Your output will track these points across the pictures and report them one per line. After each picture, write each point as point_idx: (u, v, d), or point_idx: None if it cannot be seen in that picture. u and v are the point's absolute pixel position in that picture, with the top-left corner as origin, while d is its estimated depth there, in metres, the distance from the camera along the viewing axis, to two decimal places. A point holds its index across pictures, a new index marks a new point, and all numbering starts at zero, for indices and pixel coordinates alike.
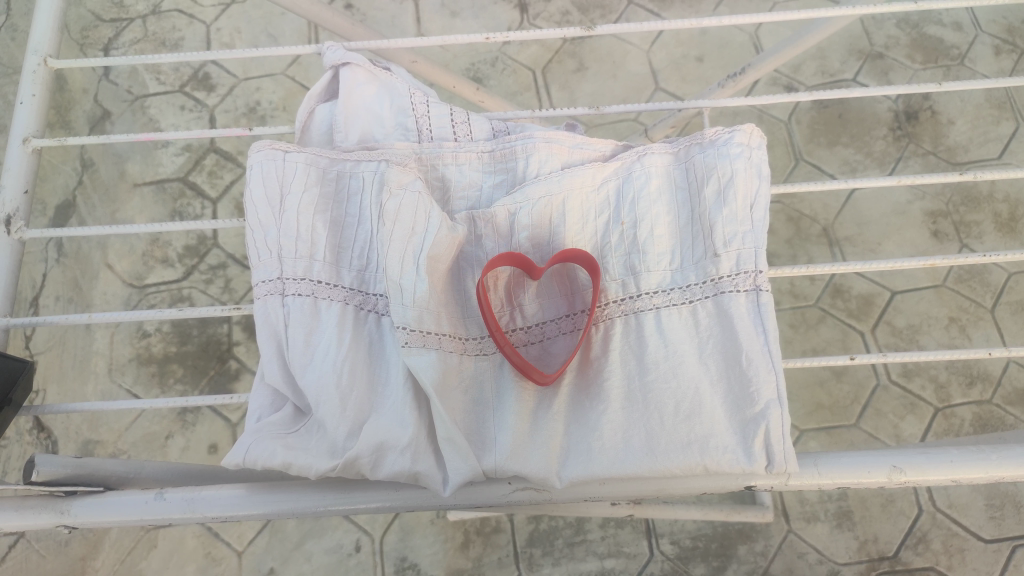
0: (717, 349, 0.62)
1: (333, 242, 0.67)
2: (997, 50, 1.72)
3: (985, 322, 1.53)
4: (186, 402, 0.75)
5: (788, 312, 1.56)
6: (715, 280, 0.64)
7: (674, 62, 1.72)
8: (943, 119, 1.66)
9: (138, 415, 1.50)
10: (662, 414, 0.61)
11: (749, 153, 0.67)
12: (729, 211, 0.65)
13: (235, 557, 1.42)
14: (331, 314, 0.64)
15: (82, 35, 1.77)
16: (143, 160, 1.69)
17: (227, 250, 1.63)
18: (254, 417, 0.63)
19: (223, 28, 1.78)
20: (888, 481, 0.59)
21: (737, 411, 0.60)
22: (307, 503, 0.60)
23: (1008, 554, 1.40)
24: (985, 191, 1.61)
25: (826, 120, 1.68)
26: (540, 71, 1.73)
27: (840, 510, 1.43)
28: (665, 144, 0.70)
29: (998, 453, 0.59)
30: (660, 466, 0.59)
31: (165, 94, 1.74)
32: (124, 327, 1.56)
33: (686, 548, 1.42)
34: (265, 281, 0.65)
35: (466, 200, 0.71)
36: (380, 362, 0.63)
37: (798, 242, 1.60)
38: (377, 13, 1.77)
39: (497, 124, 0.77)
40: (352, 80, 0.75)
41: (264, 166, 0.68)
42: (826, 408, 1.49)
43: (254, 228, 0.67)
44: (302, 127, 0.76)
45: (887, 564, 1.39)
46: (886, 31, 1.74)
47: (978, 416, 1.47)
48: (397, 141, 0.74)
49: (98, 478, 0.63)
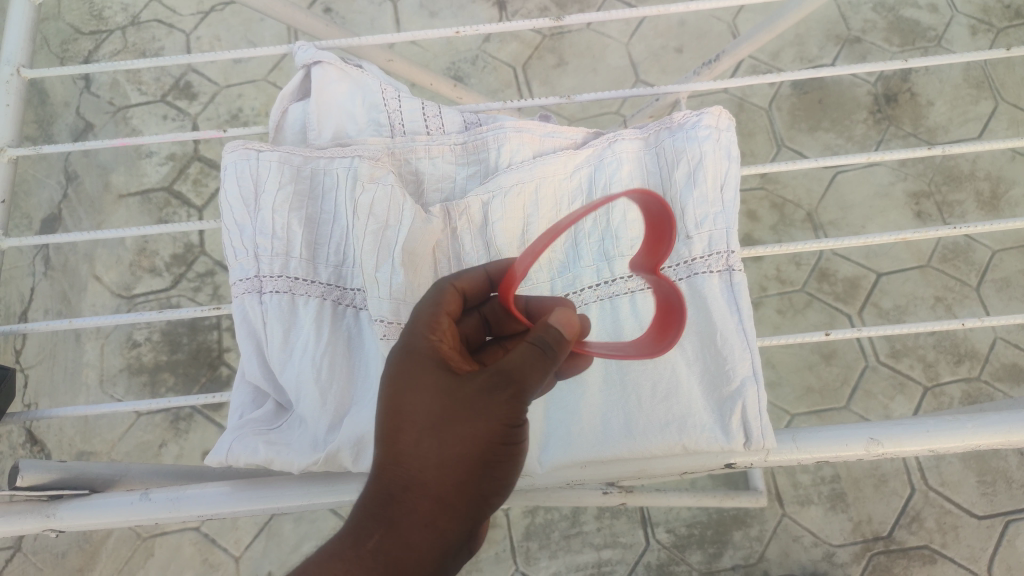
0: (692, 329, 0.64)
1: (309, 239, 0.68)
2: (973, 30, 1.73)
3: (970, 300, 1.54)
4: (169, 403, 0.76)
5: (776, 298, 1.56)
6: (688, 262, 0.65)
7: (653, 54, 1.73)
8: (922, 101, 1.68)
9: (132, 424, 1.49)
10: (640, 395, 0.62)
11: (717, 135, 0.67)
12: (699, 193, 0.66)
13: (233, 562, 1.42)
14: (309, 310, 0.65)
15: (62, 48, 1.78)
16: (127, 170, 1.68)
17: (214, 257, 1.62)
18: (236, 414, 0.64)
19: (202, 36, 1.78)
20: (866, 453, 0.59)
21: (713, 390, 0.62)
22: (290, 500, 0.60)
23: (1001, 530, 1.41)
24: (966, 170, 1.62)
25: (807, 106, 1.69)
26: (520, 67, 1.73)
27: (834, 492, 1.43)
28: (635, 130, 0.71)
29: (974, 422, 0.59)
30: (640, 448, 0.60)
31: (147, 104, 1.73)
32: (114, 337, 1.56)
33: (682, 535, 1.42)
34: (242, 279, 0.66)
35: (440, 193, 0.72)
36: (359, 355, 0.65)
37: (782, 228, 1.61)
38: (355, 16, 1.78)
39: (469, 116, 0.77)
40: (323, 78, 0.75)
41: (237, 165, 0.68)
42: (816, 392, 1.49)
43: (229, 228, 0.67)
44: (275, 126, 0.76)
45: (882, 544, 1.40)
46: (863, 16, 1.75)
47: (967, 393, 1.48)
48: (370, 136, 0.74)
49: (83, 481, 0.64)
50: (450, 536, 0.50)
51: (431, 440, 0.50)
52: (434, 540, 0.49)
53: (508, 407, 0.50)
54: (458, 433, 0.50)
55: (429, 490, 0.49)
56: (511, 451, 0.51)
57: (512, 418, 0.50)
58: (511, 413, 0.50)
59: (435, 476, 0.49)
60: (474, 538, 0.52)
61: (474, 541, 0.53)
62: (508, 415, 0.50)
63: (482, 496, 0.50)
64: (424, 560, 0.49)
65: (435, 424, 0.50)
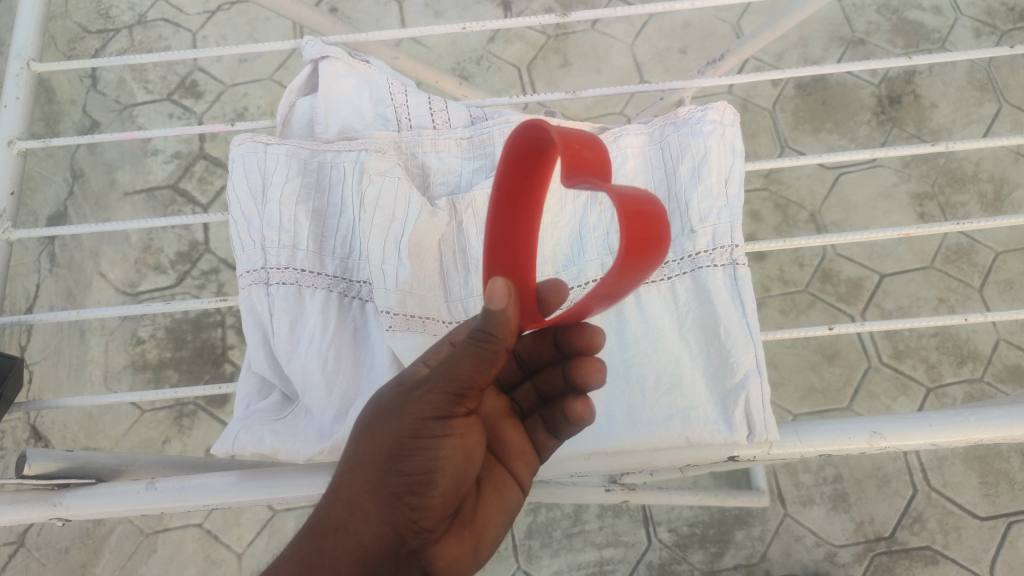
0: (696, 322, 0.64)
1: (315, 232, 0.68)
2: (977, 33, 1.73)
3: (973, 301, 1.54)
4: (177, 395, 0.76)
5: (779, 299, 1.57)
6: (692, 256, 0.66)
7: (658, 54, 1.73)
8: (925, 103, 1.68)
9: (136, 420, 1.50)
10: (644, 387, 0.62)
11: (722, 130, 0.68)
12: (704, 187, 0.67)
13: (236, 559, 1.42)
14: (316, 302, 0.65)
15: (69, 46, 1.79)
16: (132, 168, 1.69)
17: (219, 255, 1.63)
18: (242, 404, 0.65)
19: (209, 35, 1.79)
20: (868, 447, 0.59)
21: (716, 382, 0.62)
22: (294, 491, 0.60)
23: (1003, 531, 1.40)
24: (969, 172, 1.62)
25: (810, 107, 1.69)
26: (525, 67, 1.74)
27: (836, 492, 1.43)
28: (640, 126, 0.72)
29: (976, 416, 0.59)
30: (643, 438, 0.60)
31: (153, 103, 1.74)
32: (118, 334, 1.57)
33: (684, 535, 1.42)
34: (249, 271, 0.66)
35: (447, 186, 0.73)
36: (365, 346, 0.65)
37: (786, 229, 1.61)
38: (361, 15, 1.79)
39: (475, 111, 0.77)
40: (331, 73, 0.76)
41: (245, 158, 0.69)
42: (819, 392, 1.49)
43: (237, 220, 0.68)
44: (283, 120, 0.77)
45: (884, 545, 1.40)
46: (867, 18, 1.76)
47: (969, 394, 1.48)
48: (377, 130, 0.75)
49: (90, 471, 0.64)
50: (366, 540, 0.51)
51: (351, 443, 0.53)
52: (347, 543, 0.51)
53: (420, 404, 0.51)
54: (369, 434, 0.52)
55: (343, 493, 0.52)
56: (427, 447, 0.50)
57: (421, 414, 0.50)
58: (421, 408, 0.50)
59: (344, 479, 0.52)
60: (417, 548, 0.51)
61: (421, 551, 0.51)
62: (424, 412, 0.50)
63: (395, 495, 0.50)
64: (339, 562, 0.51)
65: (360, 431, 0.53)
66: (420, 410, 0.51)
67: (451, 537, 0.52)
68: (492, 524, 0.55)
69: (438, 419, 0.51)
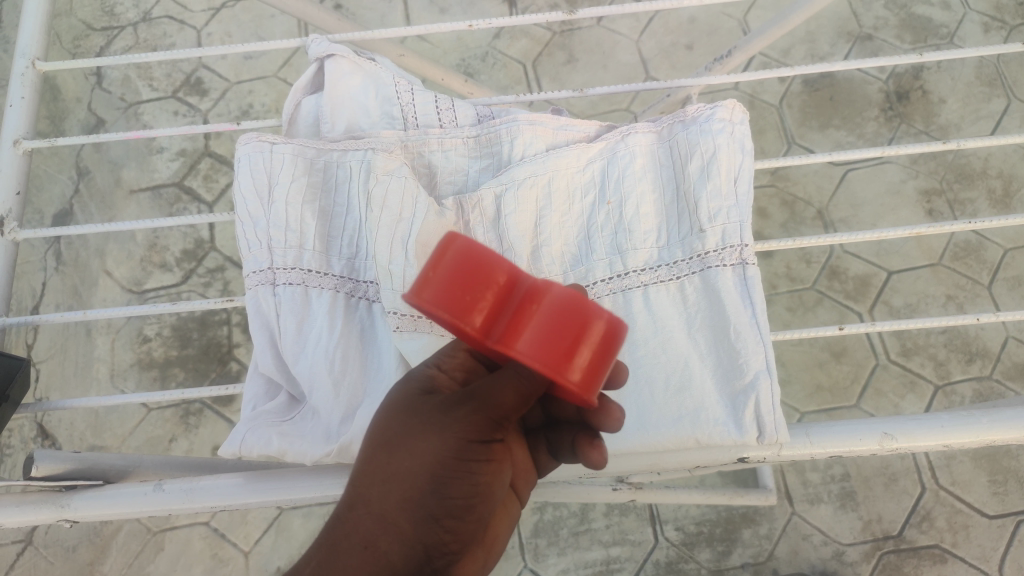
0: (705, 322, 0.64)
1: (322, 231, 0.68)
2: (986, 27, 1.72)
3: (982, 298, 1.53)
4: (183, 395, 0.76)
5: (786, 296, 1.56)
6: (701, 256, 0.65)
7: (664, 50, 1.72)
8: (934, 99, 1.67)
9: (143, 419, 1.50)
10: (653, 388, 0.62)
11: (730, 129, 0.68)
12: (713, 185, 0.66)
13: (242, 557, 1.42)
14: (323, 302, 0.65)
15: (74, 44, 1.79)
16: (138, 166, 1.69)
17: (224, 253, 1.63)
18: (249, 405, 0.65)
19: (213, 32, 1.78)
20: (879, 448, 0.58)
21: (726, 383, 0.61)
22: (302, 492, 0.59)
23: (1012, 530, 1.40)
24: (978, 168, 1.61)
25: (817, 103, 1.68)
26: (530, 64, 1.73)
27: (843, 491, 1.43)
28: (648, 124, 0.72)
29: (989, 417, 0.58)
30: (652, 440, 0.60)
31: (158, 100, 1.74)
32: (124, 332, 1.57)
33: (691, 533, 1.42)
34: (256, 271, 0.66)
35: (453, 185, 0.72)
36: (372, 347, 0.65)
37: (793, 226, 1.60)
38: (365, 12, 1.78)
39: (482, 110, 0.77)
40: (336, 71, 0.75)
41: (251, 157, 0.69)
42: (826, 390, 1.49)
43: (243, 220, 0.68)
44: (289, 119, 0.77)
45: (892, 543, 1.40)
46: (875, 12, 1.74)
47: (977, 392, 1.47)
48: (383, 129, 0.74)
49: (97, 472, 0.64)
50: (395, 559, 0.48)
51: (379, 456, 0.50)
52: (374, 561, 0.48)
53: (465, 423, 0.49)
54: (408, 449, 0.49)
55: (372, 508, 0.49)
56: (472, 470, 0.49)
57: (468, 434, 0.49)
58: (468, 427, 0.49)
59: (378, 493, 0.49)
60: (440, 568, 0.49)
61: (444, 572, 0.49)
62: (469, 432, 0.49)
63: (432, 516, 0.48)
64: None
65: (391, 442, 0.50)
66: (463, 431, 0.49)
67: (470, 556, 0.51)
68: (499, 538, 0.55)
69: (481, 443, 0.50)
